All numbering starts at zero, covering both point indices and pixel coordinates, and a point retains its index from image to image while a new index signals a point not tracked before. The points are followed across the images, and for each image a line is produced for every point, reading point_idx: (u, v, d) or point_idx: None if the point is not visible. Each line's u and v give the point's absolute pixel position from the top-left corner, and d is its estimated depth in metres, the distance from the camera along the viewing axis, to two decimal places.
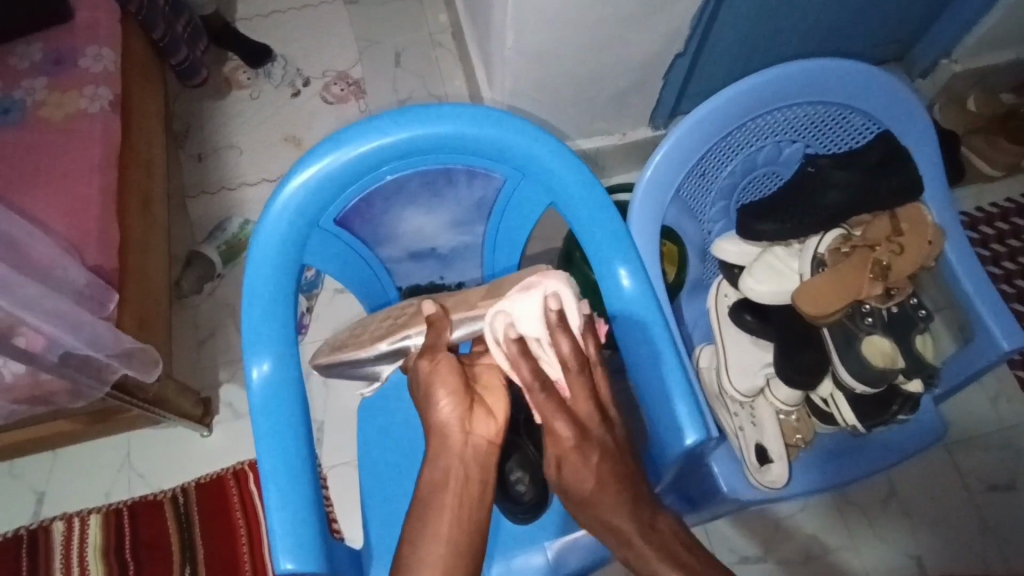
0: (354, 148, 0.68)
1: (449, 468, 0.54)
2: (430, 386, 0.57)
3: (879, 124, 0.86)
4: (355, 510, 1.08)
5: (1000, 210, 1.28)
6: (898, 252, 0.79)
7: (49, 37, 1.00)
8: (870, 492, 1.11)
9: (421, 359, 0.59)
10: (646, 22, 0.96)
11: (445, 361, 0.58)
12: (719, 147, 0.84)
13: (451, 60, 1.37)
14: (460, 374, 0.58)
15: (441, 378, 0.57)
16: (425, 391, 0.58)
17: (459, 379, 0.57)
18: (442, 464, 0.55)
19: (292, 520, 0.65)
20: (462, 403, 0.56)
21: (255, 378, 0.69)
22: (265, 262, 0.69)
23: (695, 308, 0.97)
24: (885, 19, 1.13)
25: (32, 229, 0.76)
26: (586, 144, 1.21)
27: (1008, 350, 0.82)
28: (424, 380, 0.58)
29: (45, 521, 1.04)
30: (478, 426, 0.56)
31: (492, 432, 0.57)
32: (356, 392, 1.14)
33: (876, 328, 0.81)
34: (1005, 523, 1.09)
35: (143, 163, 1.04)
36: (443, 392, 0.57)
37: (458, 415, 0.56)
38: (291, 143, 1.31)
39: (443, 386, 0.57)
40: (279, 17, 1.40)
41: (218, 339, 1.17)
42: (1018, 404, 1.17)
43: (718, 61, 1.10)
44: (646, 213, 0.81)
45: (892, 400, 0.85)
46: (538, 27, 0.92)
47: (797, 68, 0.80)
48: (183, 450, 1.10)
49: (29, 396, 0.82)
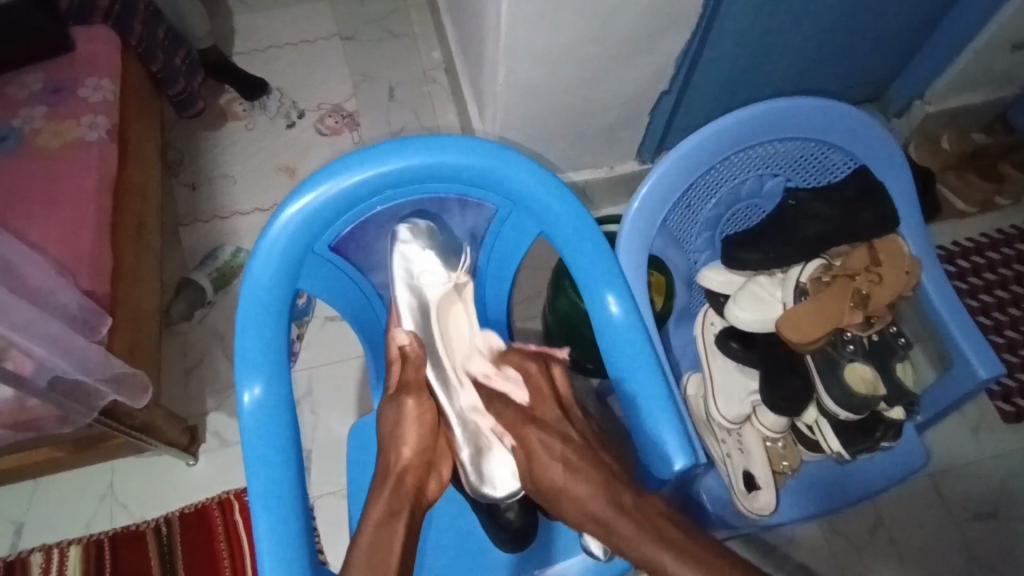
0: (349, 177, 0.70)
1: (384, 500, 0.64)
2: (398, 434, 0.68)
3: (857, 160, 0.90)
4: (343, 540, 1.07)
5: (975, 244, 1.32)
6: (877, 281, 0.84)
7: (48, 69, 1.01)
8: (858, 522, 1.11)
9: (407, 398, 0.70)
10: (632, 60, 1.00)
11: (426, 411, 0.70)
12: (703, 180, 0.87)
13: (444, 95, 1.41)
14: (430, 427, 0.70)
15: (411, 426, 0.68)
16: (397, 428, 0.69)
17: (428, 430, 0.69)
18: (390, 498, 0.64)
19: (277, 547, 0.64)
20: (421, 452, 0.68)
21: (245, 402, 0.68)
22: (260, 287, 0.70)
23: (682, 336, 0.99)
24: (862, 61, 1.17)
25: (26, 253, 0.77)
26: (575, 176, 1.24)
27: (985, 378, 0.84)
28: (390, 431, 0.69)
29: (23, 553, 1.03)
30: (426, 483, 0.68)
31: (435, 493, 0.70)
32: (344, 419, 1.15)
33: (857, 355, 0.85)
34: (990, 553, 1.11)
35: (138, 191, 1.06)
36: (404, 442, 0.68)
37: (412, 454, 0.68)
38: (285, 173, 1.33)
39: (411, 441, 0.68)
40: (275, 52, 1.43)
41: (206, 367, 1.16)
42: (999, 434, 1.18)
43: (702, 99, 1.13)
44: (634, 242, 0.83)
45: (875, 426, 0.87)
46: (528, 62, 0.95)
47: (776, 106, 0.83)
48: (167, 479, 1.09)
49: (16, 421, 0.81)
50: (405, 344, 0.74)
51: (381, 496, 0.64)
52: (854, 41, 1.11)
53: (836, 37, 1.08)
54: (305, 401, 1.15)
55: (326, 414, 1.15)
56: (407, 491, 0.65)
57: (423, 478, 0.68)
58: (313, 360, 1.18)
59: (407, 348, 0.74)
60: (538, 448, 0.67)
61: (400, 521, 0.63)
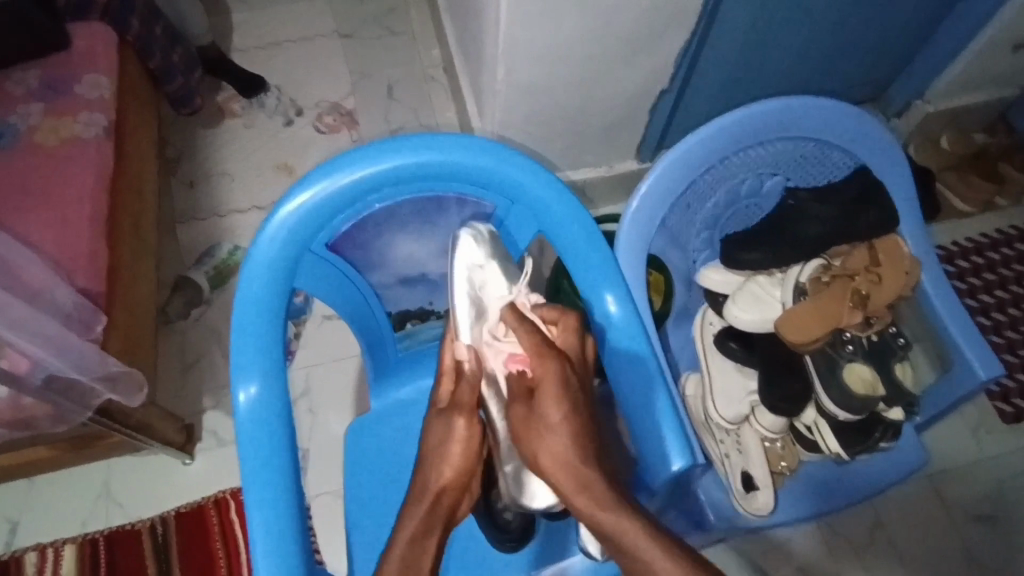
0: (345, 175, 0.69)
1: (411, 529, 0.60)
2: (442, 453, 0.62)
3: (857, 160, 0.90)
4: (339, 539, 1.07)
5: (975, 245, 1.32)
6: (876, 282, 0.84)
7: (45, 65, 1.01)
8: (857, 523, 1.11)
9: (457, 418, 0.62)
10: (632, 59, 0.99)
11: (474, 432, 0.62)
12: (702, 180, 0.87)
13: (443, 94, 1.40)
14: (475, 450, 0.62)
15: (457, 447, 0.62)
16: (439, 447, 0.62)
17: (474, 450, 0.62)
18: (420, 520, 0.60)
19: (273, 546, 0.64)
20: (463, 473, 0.62)
21: (241, 402, 0.68)
22: (256, 286, 0.69)
23: (681, 336, 0.99)
24: (863, 61, 1.17)
25: (22, 250, 0.76)
26: (575, 176, 1.23)
27: (985, 379, 0.84)
28: (432, 447, 0.62)
29: (18, 552, 1.02)
30: (461, 504, 0.64)
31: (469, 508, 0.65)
32: (341, 418, 1.14)
33: (857, 356, 0.85)
34: (989, 554, 1.10)
35: (134, 188, 1.05)
36: (446, 463, 0.62)
37: (453, 478, 0.62)
38: (283, 171, 1.32)
39: (453, 464, 0.62)
40: (274, 49, 1.43)
41: (203, 366, 1.16)
42: (999, 435, 1.18)
43: (702, 98, 1.13)
44: (633, 242, 0.83)
45: (874, 427, 0.87)
46: (527, 60, 0.95)
47: (776, 106, 0.83)
48: (163, 477, 1.09)
49: (11, 420, 0.81)
50: (462, 358, 0.66)
51: (412, 519, 0.60)
52: (855, 40, 1.10)
53: (837, 36, 1.08)
54: (302, 400, 1.15)
55: (324, 413, 1.14)
56: (442, 511, 0.61)
57: (459, 499, 0.63)
58: (311, 359, 1.18)
59: (466, 364, 0.66)
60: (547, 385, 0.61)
61: (432, 538, 0.60)
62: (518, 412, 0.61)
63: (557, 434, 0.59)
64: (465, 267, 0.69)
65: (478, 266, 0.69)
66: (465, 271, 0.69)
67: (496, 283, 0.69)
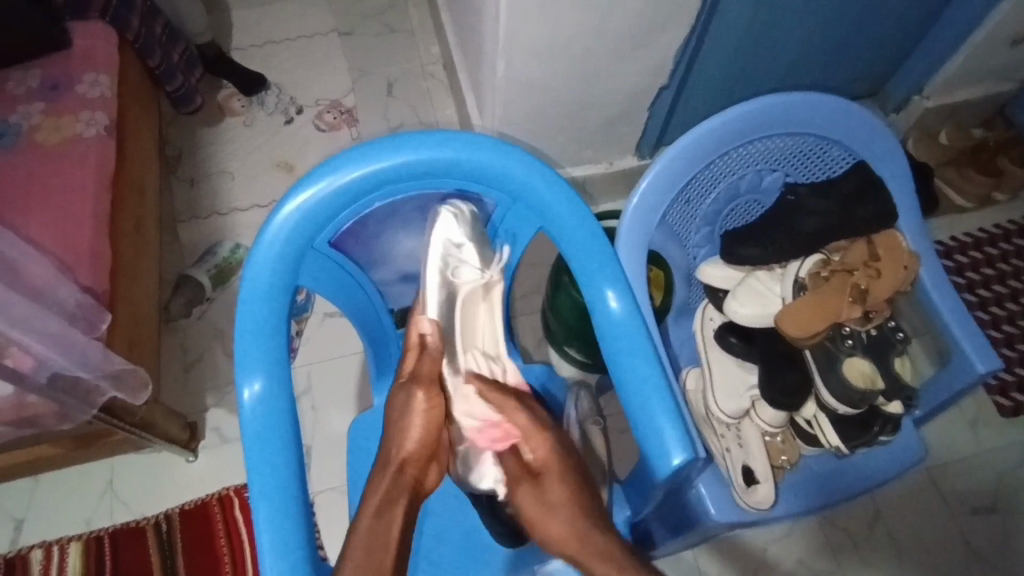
0: (347, 172, 0.70)
1: (379, 494, 0.66)
2: (405, 423, 0.70)
3: (856, 155, 0.90)
4: (343, 535, 1.07)
5: (974, 239, 1.32)
6: (875, 276, 0.84)
7: (45, 65, 1.01)
8: (855, 516, 1.12)
9: (417, 390, 0.71)
10: (631, 55, 0.99)
11: (433, 406, 0.71)
12: (702, 176, 0.87)
13: (443, 91, 1.40)
14: (435, 422, 0.71)
15: (417, 419, 0.70)
16: (401, 417, 0.70)
17: (433, 421, 0.71)
18: (384, 484, 0.67)
19: (279, 543, 0.64)
20: (424, 443, 0.70)
21: (246, 399, 0.68)
22: (260, 282, 0.70)
23: (682, 330, 0.99)
24: (861, 56, 1.17)
25: (25, 249, 0.77)
26: (575, 172, 1.24)
27: (983, 372, 0.84)
28: (396, 421, 0.70)
29: (24, 550, 1.03)
30: (426, 475, 0.70)
31: (433, 484, 0.72)
32: (343, 416, 1.15)
33: (857, 349, 0.85)
34: (987, 546, 1.11)
35: (136, 188, 1.05)
36: (408, 433, 0.70)
37: (415, 448, 0.69)
38: (283, 169, 1.33)
39: (414, 433, 0.69)
40: (273, 47, 1.43)
41: (205, 364, 1.16)
42: (997, 428, 1.19)
43: (701, 95, 1.13)
44: (634, 237, 0.83)
45: (872, 421, 0.88)
46: (527, 57, 0.95)
47: (775, 101, 0.83)
48: (167, 475, 1.09)
49: (16, 418, 0.81)
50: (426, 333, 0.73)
51: (380, 485, 0.67)
52: (853, 35, 1.11)
53: (835, 31, 1.08)
54: (305, 397, 1.16)
55: (326, 410, 1.15)
56: (407, 481, 0.68)
57: (423, 469, 0.70)
58: (312, 356, 1.18)
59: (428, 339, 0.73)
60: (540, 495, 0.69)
61: (398, 506, 0.65)
62: (523, 488, 0.71)
63: (557, 513, 0.68)
64: (443, 243, 0.73)
65: (456, 247, 0.74)
66: (442, 252, 0.74)
67: (470, 264, 0.75)
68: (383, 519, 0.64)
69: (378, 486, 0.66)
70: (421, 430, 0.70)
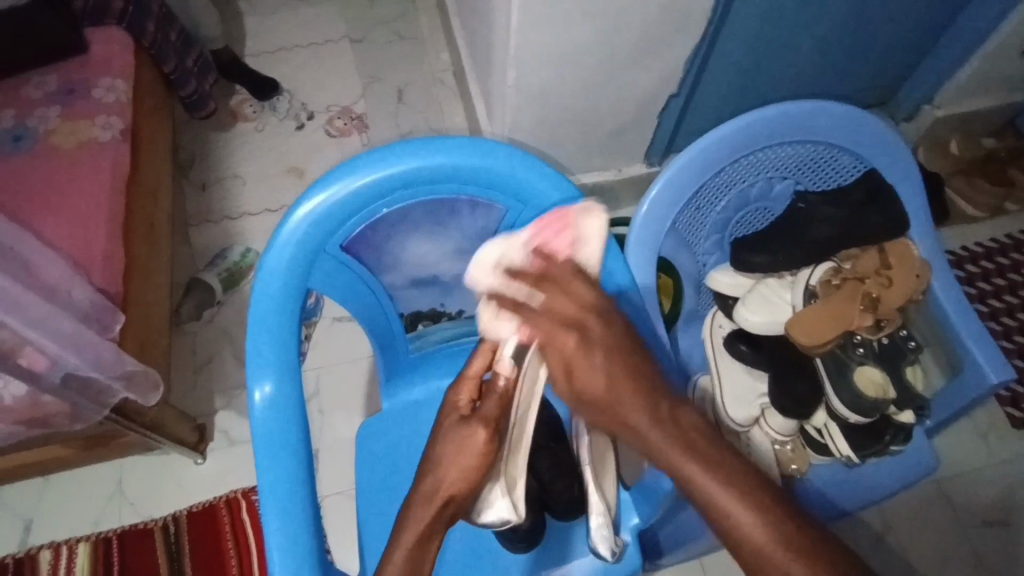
0: (360, 176, 0.70)
1: (417, 529, 0.56)
2: (456, 461, 0.57)
3: (867, 163, 0.90)
4: (352, 539, 1.07)
5: (985, 249, 1.32)
6: (886, 285, 0.85)
7: (62, 69, 1.02)
8: (865, 528, 1.11)
9: (478, 428, 0.58)
10: (641, 63, 1.00)
11: (491, 450, 0.58)
12: (712, 183, 0.87)
13: (453, 98, 1.41)
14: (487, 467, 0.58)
15: (471, 461, 0.57)
16: (451, 452, 0.58)
17: (488, 466, 0.58)
18: (418, 517, 0.57)
19: (288, 546, 0.64)
20: (474, 480, 0.57)
21: (257, 401, 0.69)
22: (272, 285, 0.70)
23: (692, 337, 0.99)
24: (871, 65, 1.17)
25: (40, 250, 0.78)
26: (585, 179, 1.24)
27: (996, 382, 0.84)
28: (438, 453, 0.58)
29: (33, 550, 1.03)
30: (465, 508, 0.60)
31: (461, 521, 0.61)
32: (352, 421, 1.15)
33: (868, 358, 0.86)
34: (999, 559, 1.10)
35: (149, 190, 1.06)
36: (455, 470, 0.57)
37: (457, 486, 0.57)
38: (294, 174, 1.33)
39: (460, 471, 0.57)
40: (285, 54, 1.44)
41: (215, 367, 1.17)
42: (1009, 440, 1.18)
43: (711, 102, 1.13)
44: (644, 243, 0.83)
45: (884, 430, 0.88)
46: (538, 64, 0.96)
47: (786, 109, 0.83)
48: (176, 477, 1.10)
49: (28, 417, 0.82)
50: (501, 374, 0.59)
51: (414, 521, 0.57)
52: (864, 44, 1.11)
53: (847, 40, 1.08)
54: (313, 401, 1.16)
55: (334, 415, 1.15)
56: (447, 516, 0.58)
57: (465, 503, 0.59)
58: (321, 360, 1.19)
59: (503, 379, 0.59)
60: (576, 358, 0.53)
61: (433, 546, 0.57)
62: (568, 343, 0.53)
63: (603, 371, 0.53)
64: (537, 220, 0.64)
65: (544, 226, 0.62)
66: None
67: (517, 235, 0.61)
68: (419, 557, 0.56)
69: (416, 522, 0.57)
70: (464, 470, 0.57)
